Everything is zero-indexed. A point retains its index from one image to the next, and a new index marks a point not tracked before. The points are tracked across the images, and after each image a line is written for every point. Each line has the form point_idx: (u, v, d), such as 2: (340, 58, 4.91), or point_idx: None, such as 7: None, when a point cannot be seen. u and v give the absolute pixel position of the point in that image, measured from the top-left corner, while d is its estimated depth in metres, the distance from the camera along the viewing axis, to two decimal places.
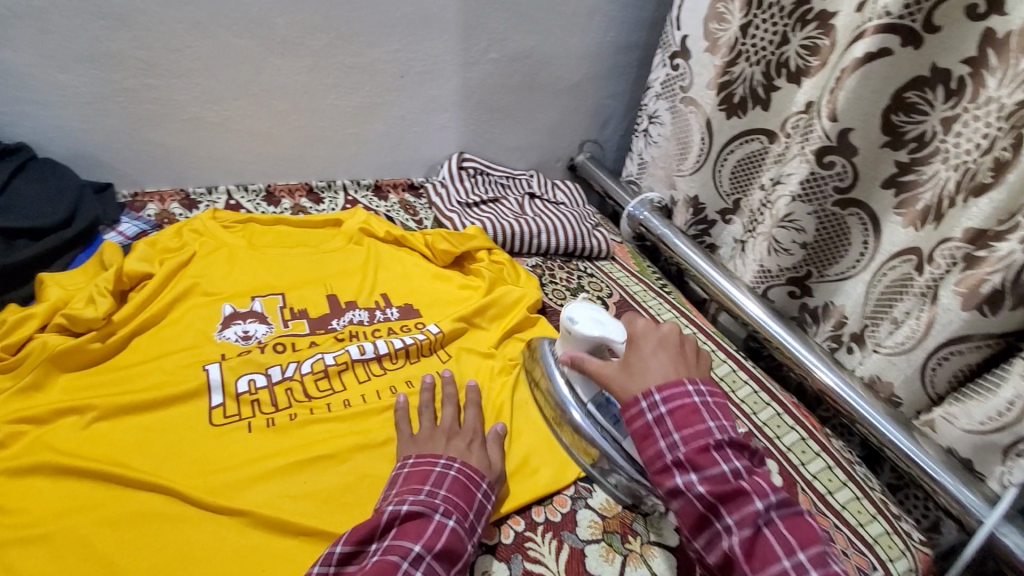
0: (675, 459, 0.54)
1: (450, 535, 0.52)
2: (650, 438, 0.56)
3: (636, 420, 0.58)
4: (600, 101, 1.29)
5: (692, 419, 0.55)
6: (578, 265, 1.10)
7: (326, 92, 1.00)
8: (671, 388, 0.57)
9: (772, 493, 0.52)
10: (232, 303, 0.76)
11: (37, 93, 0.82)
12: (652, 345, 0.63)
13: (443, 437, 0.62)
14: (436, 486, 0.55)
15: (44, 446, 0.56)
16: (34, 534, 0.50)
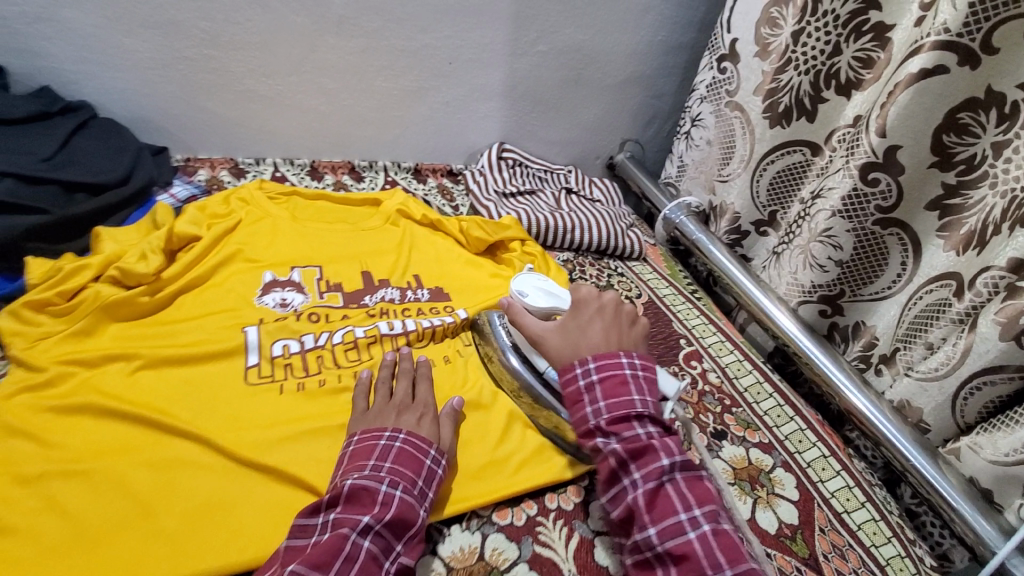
0: (598, 423, 0.59)
1: (399, 505, 0.53)
2: (580, 403, 0.61)
3: (569, 386, 0.62)
4: (644, 101, 1.29)
5: (619, 389, 0.60)
6: (609, 264, 1.10)
7: (375, 74, 1.02)
8: (603, 357, 0.61)
9: (678, 454, 0.57)
10: (272, 271, 0.79)
11: (104, 54, 0.86)
12: (591, 313, 0.67)
13: (394, 410, 0.62)
14: (380, 459, 0.55)
15: (91, 387, 0.59)
16: (76, 469, 0.53)
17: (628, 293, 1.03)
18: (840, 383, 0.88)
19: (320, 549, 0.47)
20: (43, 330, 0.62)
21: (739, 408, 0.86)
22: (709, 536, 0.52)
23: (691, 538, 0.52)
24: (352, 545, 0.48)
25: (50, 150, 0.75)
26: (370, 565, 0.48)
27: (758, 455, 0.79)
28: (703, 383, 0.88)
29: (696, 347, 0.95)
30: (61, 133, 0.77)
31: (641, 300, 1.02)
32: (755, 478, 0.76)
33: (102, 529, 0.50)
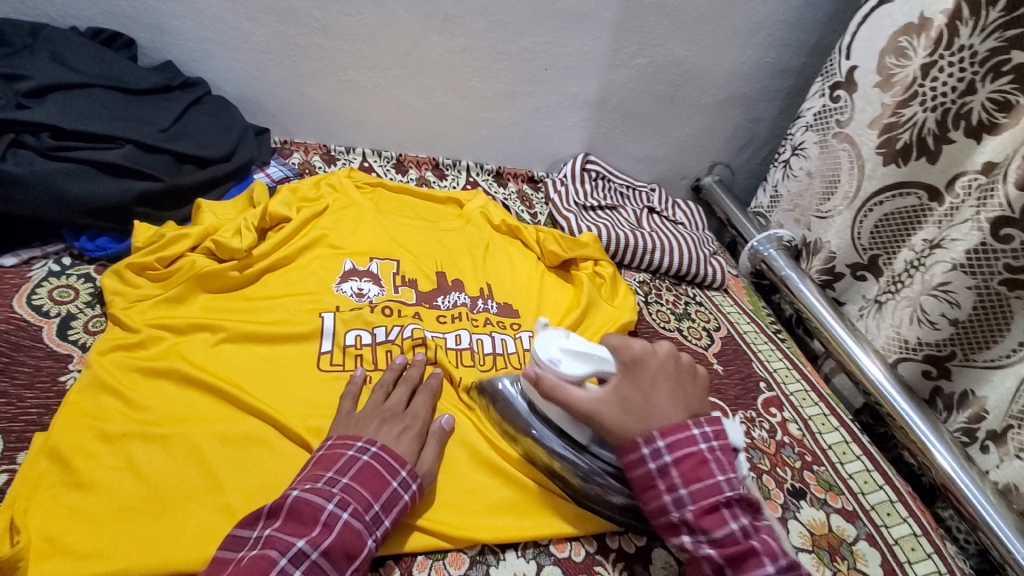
0: (682, 516, 0.53)
1: (343, 532, 0.48)
2: (654, 490, 0.55)
3: (637, 469, 0.55)
4: (741, 124, 1.23)
5: (700, 472, 0.54)
6: (686, 291, 1.04)
7: (472, 75, 1.02)
8: (674, 433, 0.55)
9: (782, 557, 0.51)
10: (352, 260, 0.79)
11: (222, 35, 0.89)
12: (651, 372, 0.58)
13: (378, 417, 0.59)
14: (339, 474, 0.51)
15: (178, 354, 0.61)
16: (154, 432, 0.53)
17: (706, 324, 0.98)
18: (923, 436, 0.81)
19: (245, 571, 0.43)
20: (140, 292, 0.65)
21: (822, 467, 0.79)
22: None
23: None
24: (279, 571, 0.44)
25: (167, 122, 0.78)
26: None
27: (840, 523, 0.72)
28: (782, 435, 0.81)
29: (777, 393, 0.88)
30: (177, 107, 0.81)
31: (719, 333, 0.97)
32: (836, 549, 0.69)
33: (174, 496, 0.50)
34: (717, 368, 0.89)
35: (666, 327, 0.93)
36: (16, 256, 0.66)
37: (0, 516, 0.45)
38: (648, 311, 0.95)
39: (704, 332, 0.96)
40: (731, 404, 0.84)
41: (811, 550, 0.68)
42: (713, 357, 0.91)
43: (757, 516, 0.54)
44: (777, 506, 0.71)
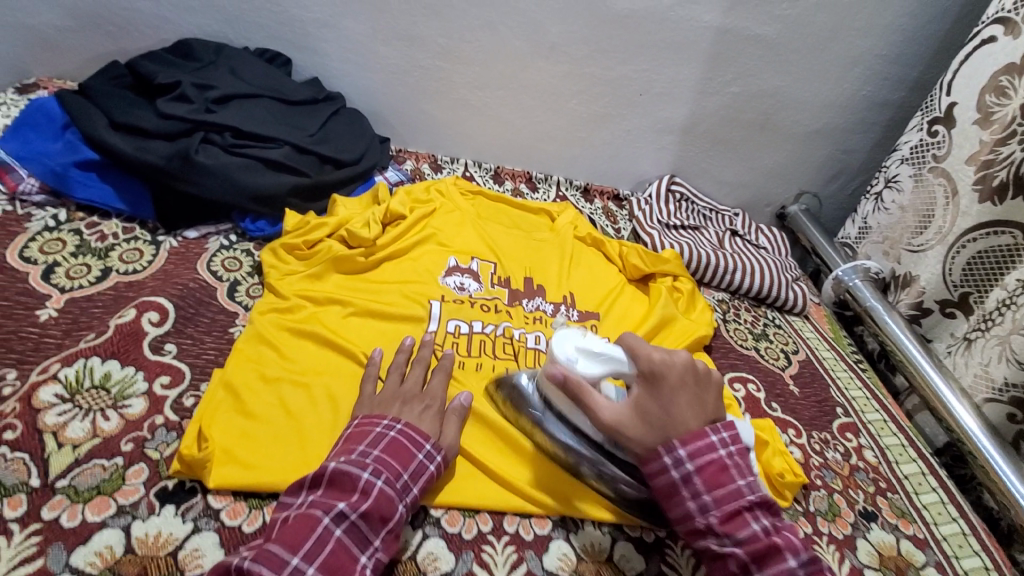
0: (707, 522, 0.56)
1: (378, 498, 0.52)
2: (677, 498, 0.57)
3: (659, 478, 0.57)
4: (834, 155, 1.24)
5: (721, 478, 0.56)
6: (766, 313, 1.06)
7: (571, 97, 1.11)
8: (696, 445, 0.57)
9: (804, 554, 0.54)
10: (456, 258, 0.89)
11: (360, 56, 1.04)
12: (672, 387, 0.59)
13: (398, 399, 0.63)
14: (370, 447, 0.56)
15: (317, 320, 0.72)
16: (301, 379, 0.64)
17: (784, 347, 0.99)
18: None
19: (293, 529, 0.48)
20: (289, 267, 0.78)
21: (895, 494, 0.78)
22: None
23: None
24: (324, 530, 0.49)
25: (314, 127, 0.92)
26: (340, 554, 0.49)
27: (910, 548, 0.72)
28: (857, 459, 0.82)
29: (854, 420, 0.89)
30: (322, 116, 0.95)
31: (797, 357, 0.98)
32: (903, 571, 0.69)
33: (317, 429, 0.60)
34: (794, 390, 0.91)
35: (744, 345, 0.96)
36: (198, 231, 0.80)
37: (190, 428, 0.57)
38: (726, 328, 0.98)
39: (782, 354, 0.98)
40: (806, 424, 0.85)
41: (878, 568, 0.68)
42: (790, 379, 0.93)
43: (777, 518, 0.57)
44: (846, 524, 0.72)
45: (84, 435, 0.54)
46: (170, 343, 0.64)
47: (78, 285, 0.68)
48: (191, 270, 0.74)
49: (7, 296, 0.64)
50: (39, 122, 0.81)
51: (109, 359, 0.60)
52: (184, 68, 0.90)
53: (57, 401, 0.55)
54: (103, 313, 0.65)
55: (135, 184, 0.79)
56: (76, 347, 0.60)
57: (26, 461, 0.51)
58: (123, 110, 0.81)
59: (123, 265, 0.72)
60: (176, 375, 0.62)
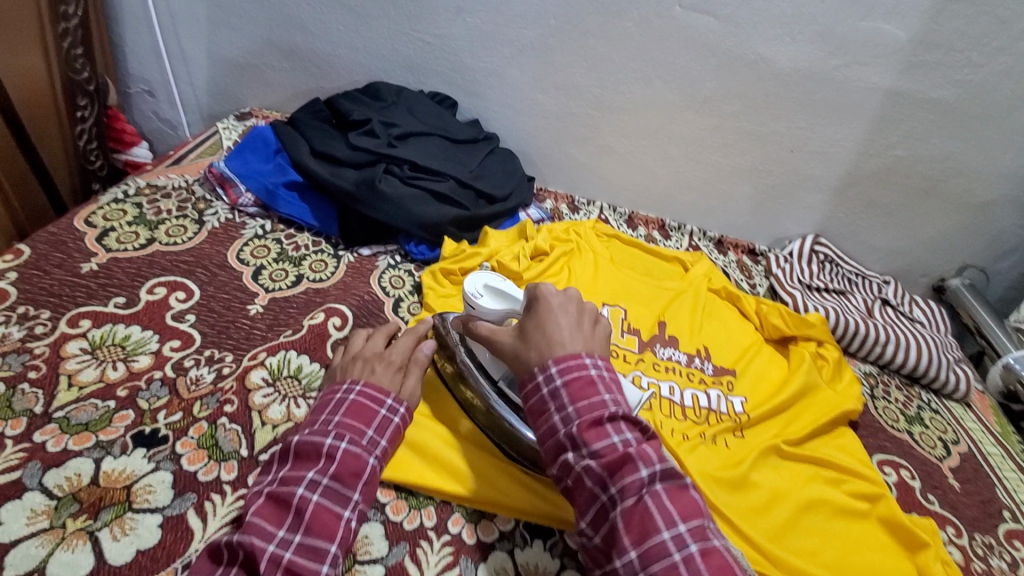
0: (568, 432, 0.53)
1: (345, 457, 0.55)
2: (545, 413, 0.55)
3: (532, 395, 0.56)
4: (1010, 229, 1.12)
5: (587, 392, 0.54)
6: (920, 394, 0.97)
7: (717, 150, 1.11)
8: (568, 361, 0.56)
9: (660, 463, 0.49)
10: (587, 302, 0.91)
11: (518, 102, 1.13)
12: (552, 312, 0.61)
13: (359, 359, 0.66)
14: (331, 415, 0.59)
15: None
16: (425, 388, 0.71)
17: (942, 434, 0.90)
18: None
19: (267, 506, 0.51)
20: (444, 290, 0.84)
21: None
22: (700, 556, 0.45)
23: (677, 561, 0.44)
24: (300, 499, 0.51)
25: (473, 165, 1.01)
26: (323, 513, 0.51)
27: None
28: None
29: None
30: (480, 155, 1.04)
31: (958, 448, 0.88)
32: None
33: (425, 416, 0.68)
34: (954, 484, 0.81)
35: (895, 427, 0.88)
36: (370, 250, 0.91)
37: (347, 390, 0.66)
38: (874, 406, 0.91)
39: (940, 442, 0.88)
40: (968, 524, 0.76)
41: None
42: (949, 472, 0.83)
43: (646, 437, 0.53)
44: None
45: (281, 417, 0.62)
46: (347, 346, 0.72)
47: (279, 287, 0.79)
48: (366, 284, 0.83)
49: (227, 291, 0.76)
50: (257, 146, 0.97)
51: (302, 353, 0.69)
52: (371, 106, 1.03)
53: (263, 384, 0.65)
54: (297, 313, 0.75)
55: (325, 205, 0.92)
56: (279, 340, 0.70)
57: (238, 432, 0.60)
58: (321, 139, 0.95)
59: (312, 273, 0.83)
60: None
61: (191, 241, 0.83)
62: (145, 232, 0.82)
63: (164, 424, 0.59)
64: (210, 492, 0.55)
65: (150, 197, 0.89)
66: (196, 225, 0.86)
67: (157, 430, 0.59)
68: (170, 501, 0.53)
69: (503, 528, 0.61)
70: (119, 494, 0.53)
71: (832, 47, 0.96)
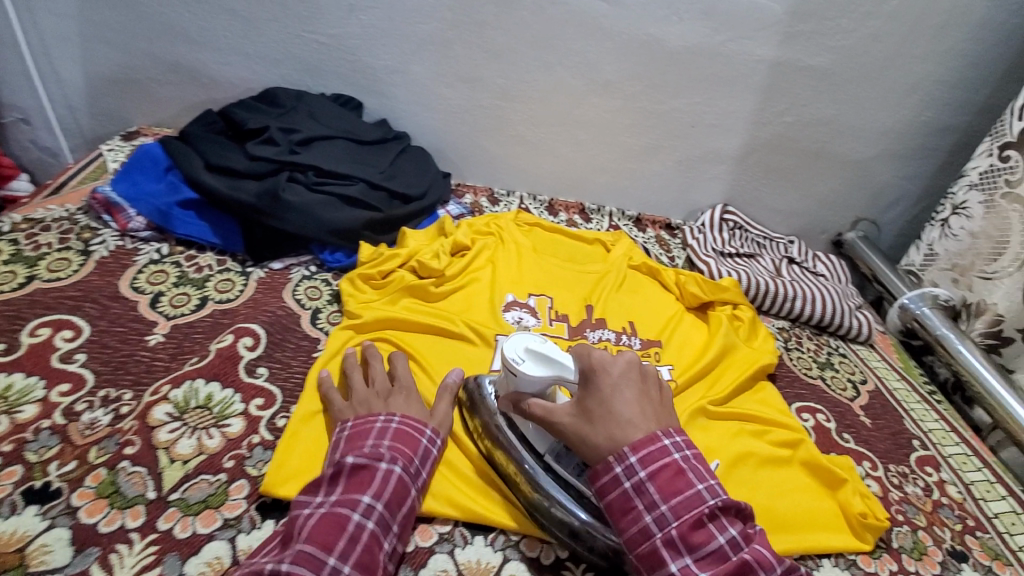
0: (666, 536, 0.51)
1: (397, 484, 0.55)
2: (634, 513, 0.53)
3: (614, 492, 0.54)
4: (892, 181, 1.22)
5: (678, 484, 0.53)
6: (829, 342, 1.04)
7: (623, 130, 1.14)
8: (648, 450, 0.54)
9: (775, 565, 0.50)
10: (513, 293, 0.91)
11: (425, 98, 1.11)
12: (612, 384, 0.57)
13: (376, 398, 0.64)
14: (379, 439, 0.58)
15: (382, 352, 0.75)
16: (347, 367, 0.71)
17: (851, 376, 0.97)
18: None
19: (323, 529, 0.49)
20: (365, 296, 0.82)
21: (987, 534, 0.74)
22: None
23: None
24: (355, 526, 0.50)
25: (384, 165, 0.98)
26: (371, 544, 0.51)
27: None
28: (940, 494, 0.78)
29: (932, 453, 0.85)
30: (391, 155, 1.01)
31: (866, 387, 0.95)
32: None
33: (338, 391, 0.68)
34: (865, 421, 0.88)
35: (809, 374, 0.94)
36: (282, 262, 0.86)
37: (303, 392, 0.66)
38: (789, 358, 0.97)
39: (850, 383, 0.95)
40: (882, 456, 0.82)
41: None
42: (860, 410, 0.90)
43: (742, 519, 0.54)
44: (934, 564, 0.69)
45: (192, 452, 0.58)
46: (262, 366, 0.69)
47: (181, 312, 0.74)
48: (279, 299, 0.80)
49: (122, 323, 0.71)
50: (147, 165, 0.90)
51: (211, 380, 0.65)
52: (269, 113, 0.98)
53: (168, 420, 0.60)
54: (204, 338, 0.71)
55: (227, 220, 0.87)
56: (184, 370, 0.66)
57: (143, 475, 0.56)
58: (217, 152, 0.90)
59: (218, 294, 0.78)
60: (269, 397, 0.66)
61: (76, 275, 0.76)
62: (22, 271, 0.74)
63: (56, 476, 0.54)
64: (115, 543, 0.50)
65: (26, 231, 0.81)
66: (82, 256, 0.79)
67: (49, 483, 0.53)
68: (69, 560, 0.49)
69: (442, 531, 0.60)
70: (12, 559, 0.48)
71: (716, 23, 1.01)
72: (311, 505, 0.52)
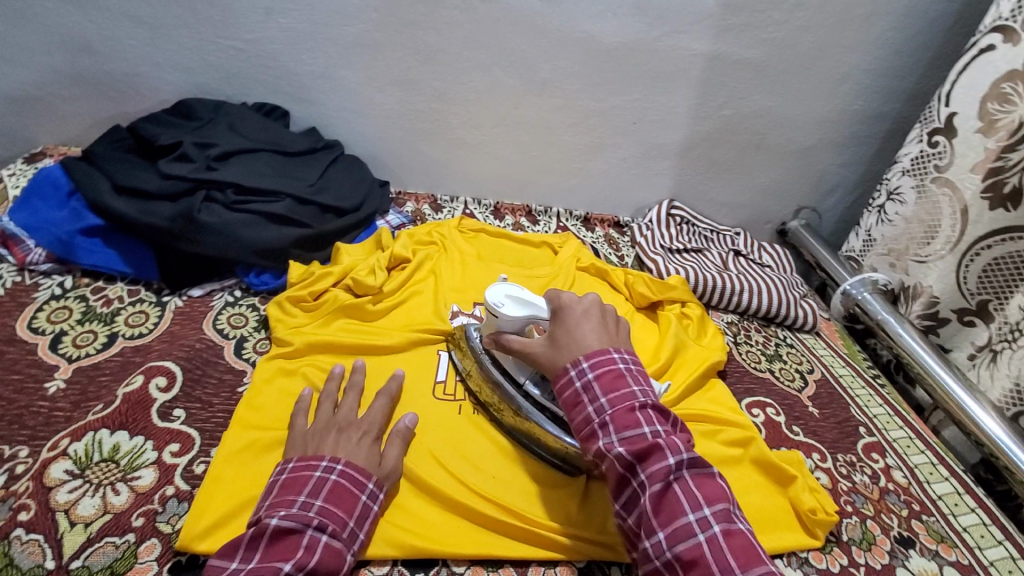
0: (602, 421, 0.56)
1: (325, 551, 0.50)
2: (579, 405, 0.58)
3: (565, 388, 0.59)
4: (829, 169, 1.25)
5: (618, 384, 0.57)
6: (776, 332, 1.05)
7: (565, 130, 1.12)
8: (597, 356, 0.59)
9: (684, 453, 0.53)
10: (458, 304, 0.87)
11: (357, 104, 1.05)
12: (575, 316, 0.63)
13: (334, 428, 0.61)
14: (312, 496, 0.53)
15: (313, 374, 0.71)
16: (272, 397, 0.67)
17: (798, 366, 0.98)
18: None
19: None
20: (295, 320, 0.77)
21: (932, 517, 0.75)
22: (718, 539, 0.49)
23: (698, 541, 0.49)
24: None
25: (314, 177, 0.93)
26: None
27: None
28: (886, 481, 0.79)
29: (878, 439, 0.86)
30: (321, 166, 0.96)
31: (812, 376, 0.97)
32: None
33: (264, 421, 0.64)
34: (813, 411, 0.89)
35: (757, 367, 0.95)
36: (202, 288, 0.81)
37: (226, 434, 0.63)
38: (738, 352, 0.97)
39: (797, 374, 0.96)
40: (829, 446, 0.83)
41: None
42: (808, 400, 0.91)
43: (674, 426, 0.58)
44: (883, 553, 0.69)
45: (95, 512, 0.54)
46: (178, 408, 0.65)
47: (86, 353, 0.69)
48: (198, 330, 0.75)
49: (19, 369, 0.65)
50: (46, 190, 0.82)
51: (118, 429, 0.60)
52: (184, 127, 0.91)
53: (68, 478, 0.56)
54: (111, 381, 0.66)
55: (139, 246, 0.81)
56: (86, 420, 0.61)
57: (40, 543, 0.51)
58: (126, 172, 0.82)
59: (128, 328, 0.73)
60: (186, 441, 0.62)
61: None
62: None
63: None
64: None
65: None
66: None
67: None
68: None
69: (377, 574, 0.56)
70: None
71: (650, 18, 1.00)
72: (227, 572, 0.47)
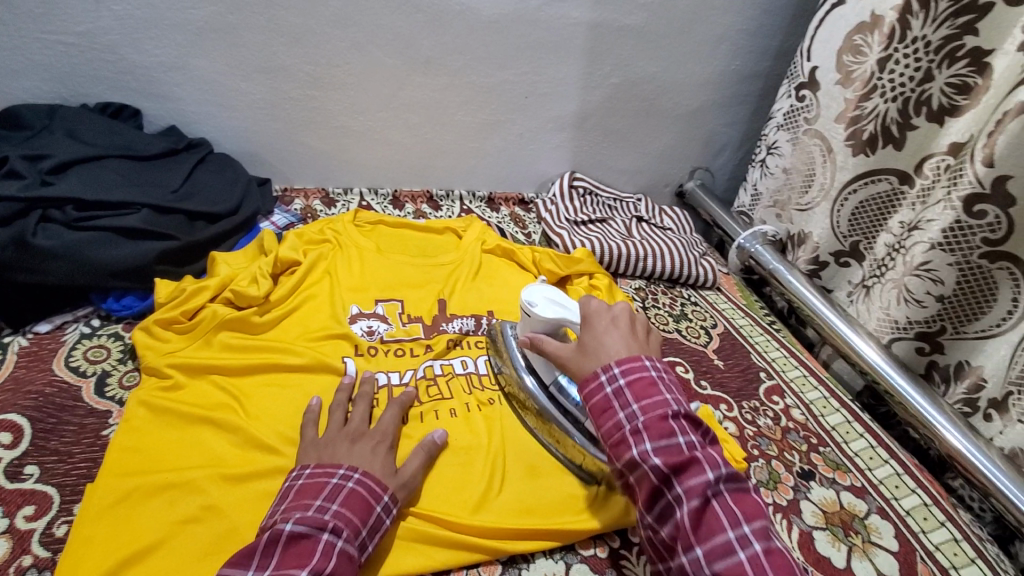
0: (633, 428, 0.52)
1: (340, 559, 0.48)
2: (609, 411, 0.54)
3: (594, 394, 0.55)
4: (717, 129, 1.29)
5: (651, 391, 0.54)
6: (682, 292, 1.09)
7: (456, 109, 1.07)
8: (629, 361, 0.55)
9: (724, 467, 0.50)
10: (358, 304, 0.82)
11: (221, 96, 0.95)
12: (602, 325, 0.60)
13: (347, 439, 0.60)
14: (328, 501, 0.51)
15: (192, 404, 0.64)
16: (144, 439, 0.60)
17: (702, 322, 1.02)
18: (936, 422, 0.84)
19: None
20: (167, 346, 0.69)
21: (827, 448, 0.81)
22: (761, 556, 0.46)
23: (742, 560, 0.46)
24: None
25: (178, 182, 0.83)
26: None
27: (851, 499, 0.75)
28: (787, 420, 0.85)
29: (777, 381, 0.92)
30: (185, 167, 0.86)
31: (716, 330, 1.01)
32: (849, 524, 0.71)
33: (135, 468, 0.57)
34: (718, 364, 0.93)
35: (665, 329, 0.97)
36: (50, 322, 0.72)
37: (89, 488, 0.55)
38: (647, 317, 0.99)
39: (702, 330, 1.00)
40: (735, 396, 0.87)
41: (825, 527, 0.70)
42: (713, 353, 0.95)
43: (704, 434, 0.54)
44: (788, 489, 0.74)
45: None
46: (30, 465, 0.57)
47: None
48: (48, 372, 0.66)
49: None
50: None
51: None
52: (8, 139, 0.78)
53: None
54: None
55: None
56: None
57: None
58: None
59: None
60: (42, 501, 0.54)
61: None
62: None
63: None
64: None
65: None
66: None
67: None
68: None
69: None
70: None
71: None
72: None
